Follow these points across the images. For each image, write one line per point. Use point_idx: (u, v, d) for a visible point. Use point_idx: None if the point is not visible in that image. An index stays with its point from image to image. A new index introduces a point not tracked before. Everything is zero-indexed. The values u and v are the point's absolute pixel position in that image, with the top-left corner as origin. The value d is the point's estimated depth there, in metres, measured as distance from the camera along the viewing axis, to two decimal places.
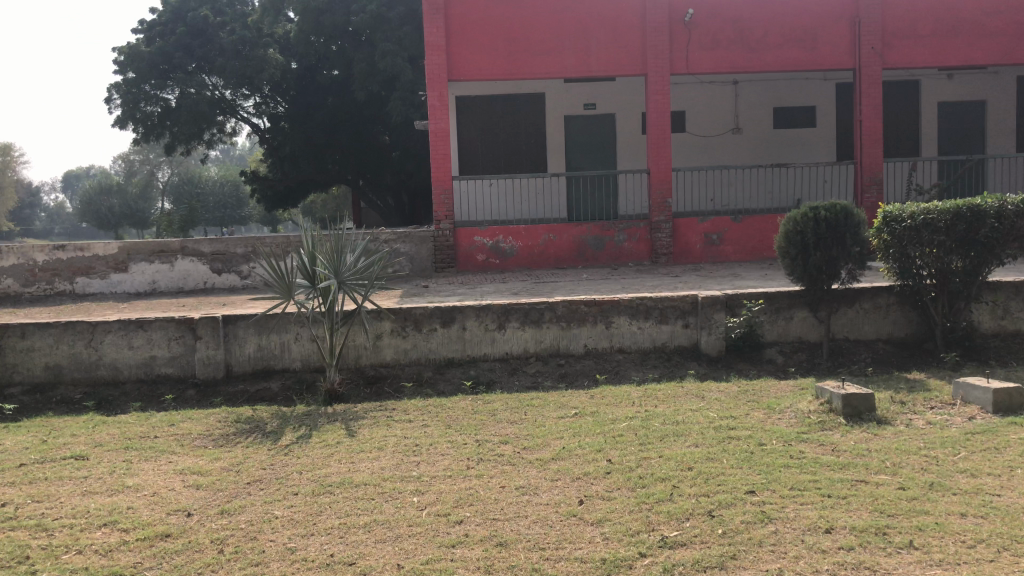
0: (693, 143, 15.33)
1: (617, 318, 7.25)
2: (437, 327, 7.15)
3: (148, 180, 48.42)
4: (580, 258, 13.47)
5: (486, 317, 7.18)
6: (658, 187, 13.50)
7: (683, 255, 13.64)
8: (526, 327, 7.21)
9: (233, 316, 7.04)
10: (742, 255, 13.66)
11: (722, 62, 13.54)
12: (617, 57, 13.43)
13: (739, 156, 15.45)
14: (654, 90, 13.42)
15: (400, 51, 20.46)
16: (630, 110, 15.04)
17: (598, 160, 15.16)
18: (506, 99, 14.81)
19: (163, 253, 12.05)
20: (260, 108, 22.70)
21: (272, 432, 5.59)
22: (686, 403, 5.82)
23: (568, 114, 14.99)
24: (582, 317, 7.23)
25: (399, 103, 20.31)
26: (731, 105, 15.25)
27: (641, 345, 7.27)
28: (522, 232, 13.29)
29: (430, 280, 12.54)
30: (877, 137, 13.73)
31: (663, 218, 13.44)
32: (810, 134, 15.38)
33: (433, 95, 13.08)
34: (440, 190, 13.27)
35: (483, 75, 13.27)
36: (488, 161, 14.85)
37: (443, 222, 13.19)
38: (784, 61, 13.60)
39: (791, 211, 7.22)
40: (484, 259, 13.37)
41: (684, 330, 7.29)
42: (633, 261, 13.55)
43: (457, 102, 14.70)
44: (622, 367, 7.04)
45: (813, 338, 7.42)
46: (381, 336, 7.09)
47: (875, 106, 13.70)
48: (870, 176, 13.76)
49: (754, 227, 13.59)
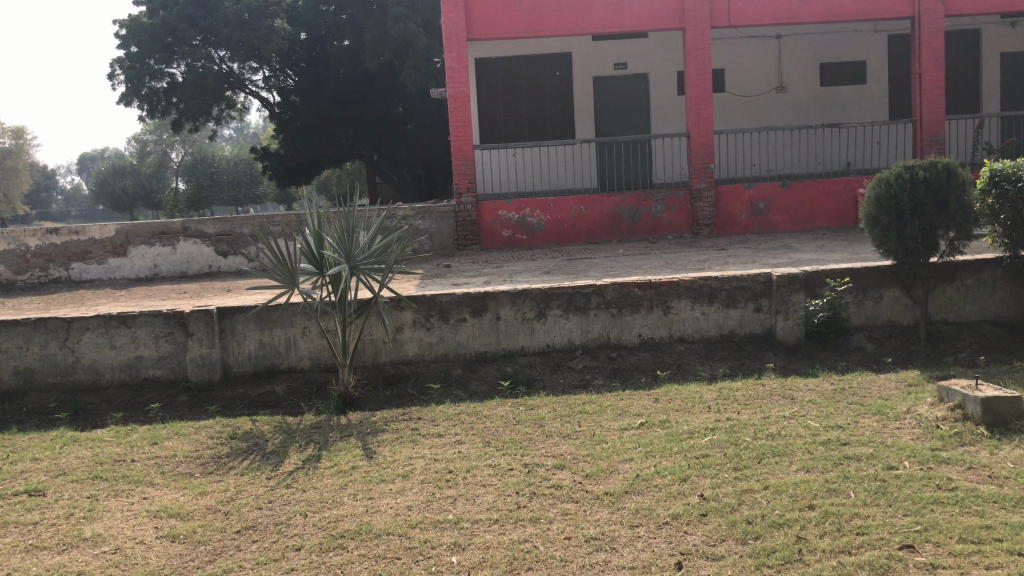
0: (733, 103, 14.13)
1: (677, 302, 6.21)
2: (466, 317, 6.13)
3: (162, 161, 47.52)
4: (614, 231, 12.39)
5: (522, 304, 6.15)
6: (699, 152, 12.38)
7: (726, 227, 12.53)
8: (570, 315, 6.18)
9: (230, 308, 6.06)
10: (791, 225, 12.54)
11: (767, 13, 12.31)
12: (652, 11, 12.24)
13: (784, 117, 14.24)
14: (693, 45, 12.24)
15: (413, 16, 19.28)
16: (663, 69, 13.85)
17: (631, 124, 14.01)
18: (530, 60, 13.66)
19: (164, 235, 11.07)
20: (269, 82, 21.58)
21: (273, 452, 4.61)
22: (775, 410, 4.77)
23: (597, 76, 13.84)
24: (635, 303, 6.19)
25: (413, 71, 19.17)
26: (774, 62, 14.02)
27: (705, 333, 6.24)
28: (550, 204, 12.21)
29: (453, 259, 11.52)
30: (939, 91, 12.49)
31: (704, 186, 12.33)
32: (860, 91, 14.14)
33: (451, 57, 11.96)
34: (460, 160, 12.20)
35: (505, 33, 12.10)
36: (511, 128, 13.74)
37: (465, 196, 12.11)
38: (836, 9, 12.34)
39: (883, 171, 6.09)
40: (510, 235, 12.30)
41: (755, 314, 6.27)
42: (672, 234, 12.46)
43: (477, 65, 13.55)
44: (685, 361, 6.02)
45: (906, 322, 6.36)
46: (402, 328, 6.09)
47: (937, 58, 12.44)
48: (931, 134, 12.56)
49: (804, 194, 12.45)
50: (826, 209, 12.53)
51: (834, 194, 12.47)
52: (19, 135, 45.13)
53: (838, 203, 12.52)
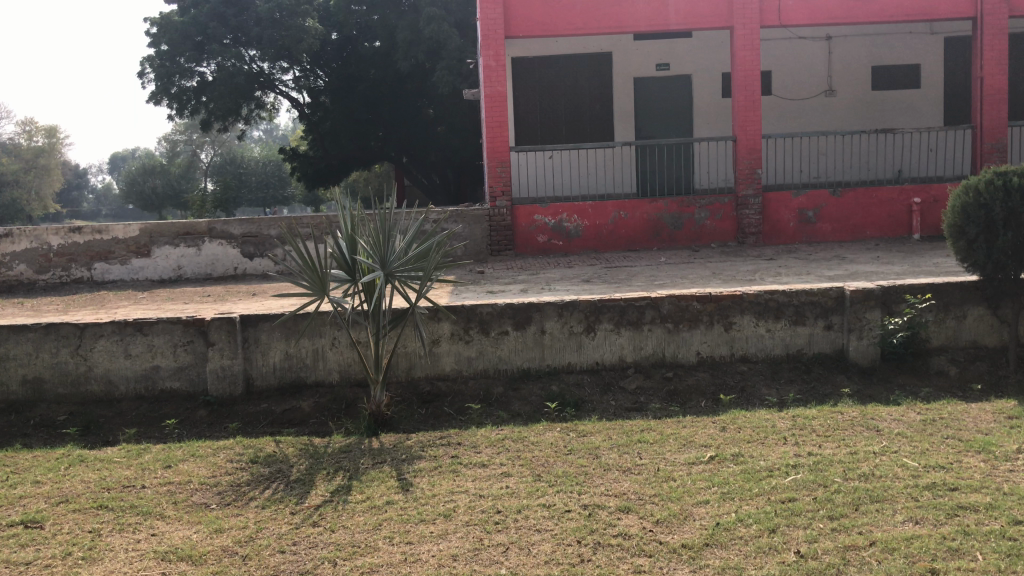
0: (780, 107, 13.53)
1: (739, 317, 5.70)
2: (509, 330, 5.64)
3: (191, 161, 47.49)
4: (655, 239, 11.84)
5: (570, 317, 5.66)
6: (745, 157, 11.81)
7: (773, 236, 11.93)
8: (622, 329, 5.67)
9: (254, 316, 5.61)
10: (841, 235, 11.92)
11: (820, 12, 11.71)
12: (698, 10, 11.69)
13: (833, 122, 13.63)
14: (742, 45, 11.67)
15: (446, 16, 18.84)
16: (707, 71, 13.30)
17: (672, 127, 13.47)
18: (569, 60, 13.16)
19: (190, 235, 10.68)
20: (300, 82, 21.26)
21: (299, 480, 4.14)
22: (862, 444, 4.22)
23: (637, 77, 13.32)
24: (693, 318, 5.69)
25: (445, 72, 18.71)
26: (824, 64, 13.40)
27: (770, 352, 5.72)
28: (589, 209, 11.69)
29: (486, 265, 11.04)
30: (1001, 96, 11.82)
31: (751, 193, 11.74)
32: (913, 96, 13.48)
33: (488, 55, 11.50)
34: (496, 162, 11.73)
35: (545, 31, 11.61)
36: (548, 130, 13.24)
37: (499, 199, 11.63)
38: (892, 9, 11.70)
39: (971, 177, 5.46)
40: (546, 241, 11.79)
41: (825, 333, 5.73)
42: (716, 242, 11.89)
43: (514, 64, 13.07)
44: (749, 384, 5.49)
45: (992, 343, 5.73)
46: (439, 340, 5.61)
47: (1000, 61, 11.76)
48: (992, 142, 11.89)
49: (856, 202, 11.83)
50: (878, 218, 11.90)
51: (888, 202, 11.84)
52: (52, 134, 45.31)
53: (892, 212, 11.88)
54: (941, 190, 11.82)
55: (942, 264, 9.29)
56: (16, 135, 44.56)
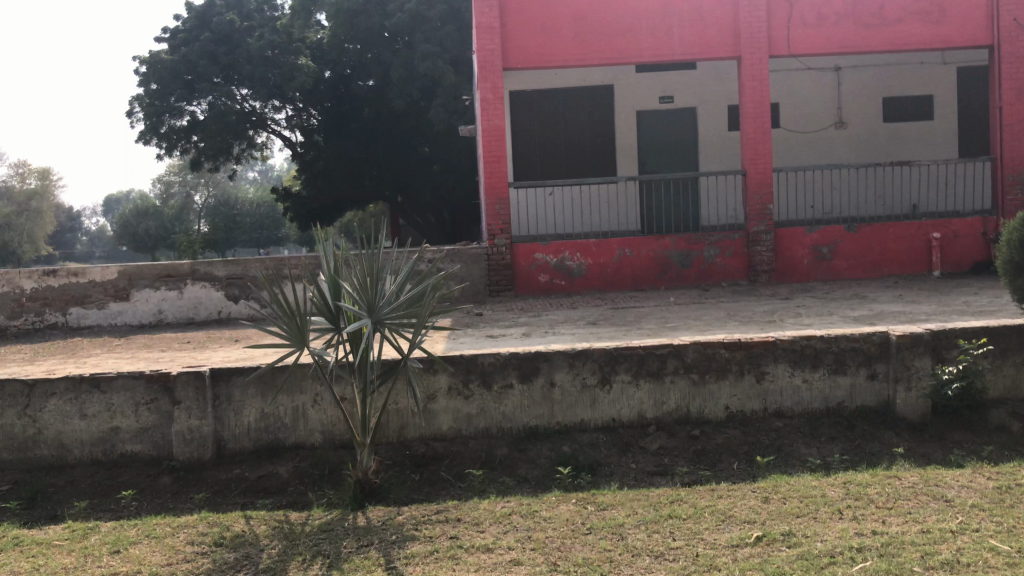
0: (788, 140, 13.06)
1: (773, 367, 5.09)
2: (513, 383, 5.02)
3: (185, 203, 46.97)
4: (662, 278, 11.26)
5: (583, 367, 5.04)
6: (755, 192, 11.27)
7: (785, 274, 11.33)
8: (641, 382, 5.05)
9: (227, 370, 4.97)
10: (857, 273, 11.34)
11: (831, 40, 11.24)
12: (704, 39, 11.21)
13: (843, 155, 13.14)
14: (750, 75, 11.19)
15: (442, 52, 18.45)
16: (712, 103, 12.82)
17: (676, 162, 12.96)
18: (569, 93, 12.68)
19: (171, 277, 10.06)
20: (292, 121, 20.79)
21: (268, 570, 3.46)
22: (935, 520, 3.57)
23: (640, 110, 12.84)
24: (721, 368, 5.08)
25: (441, 110, 18.26)
26: (832, 96, 12.96)
27: (806, 406, 5.10)
28: (592, 247, 11.11)
29: (485, 307, 10.42)
30: (1020, 126, 11.31)
31: (762, 229, 11.18)
32: (925, 128, 13.02)
33: (485, 87, 10.99)
34: (493, 199, 11.16)
35: (544, 62, 11.12)
36: (548, 165, 12.71)
37: (498, 237, 11.04)
38: (905, 38, 11.24)
39: None
40: (547, 281, 11.18)
41: (869, 383, 5.11)
42: (725, 281, 11.29)
43: (512, 98, 12.58)
44: (786, 443, 4.87)
45: None
46: (436, 396, 4.99)
47: (1019, 89, 11.27)
48: (1012, 173, 11.35)
49: (872, 238, 11.27)
50: (895, 255, 11.32)
51: (905, 238, 11.28)
52: (45, 177, 44.79)
53: (910, 248, 11.32)
54: (961, 225, 11.28)
55: (972, 303, 8.70)
56: (9, 177, 43.93)
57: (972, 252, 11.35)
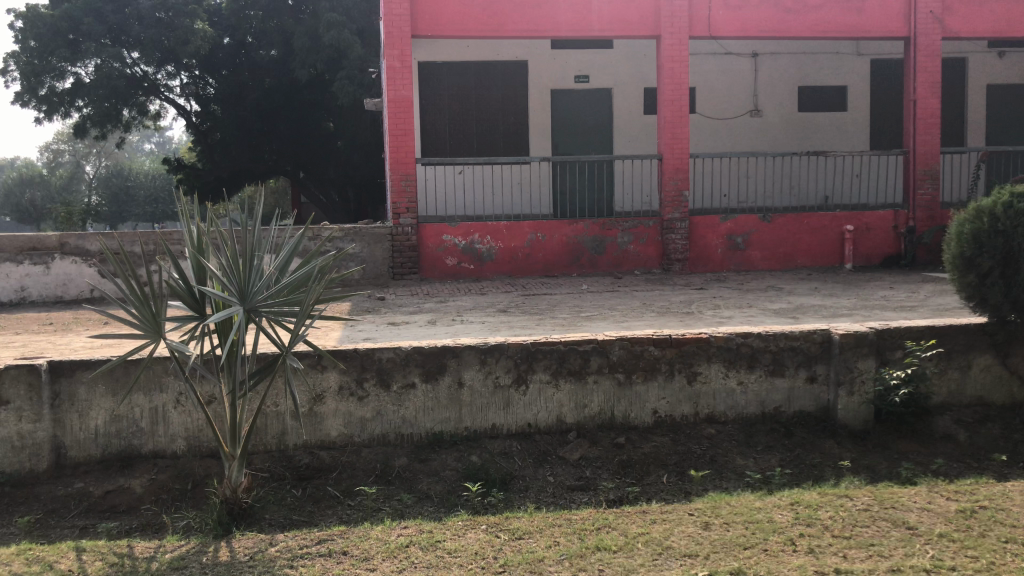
0: (704, 126, 12.71)
1: (706, 367, 4.56)
2: (416, 383, 4.36)
3: (72, 172, 44.10)
4: (575, 264, 10.73)
5: (495, 366, 4.40)
6: (673, 177, 10.83)
7: (700, 263, 10.96)
8: (561, 383, 4.45)
9: (68, 364, 4.11)
10: (771, 264, 11.07)
11: (753, 23, 10.87)
12: (624, 15, 10.67)
13: (759, 143, 12.89)
14: (670, 56, 10.72)
15: (348, 22, 17.47)
16: (630, 84, 12.34)
17: (592, 144, 12.45)
18: (482, 67, 11.98)
19: (35, 251, 8.89)
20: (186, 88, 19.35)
21: None
22: (903, 554, 3.08)
23: (555, 88, 12.24)
24: (649, 367, 4.52)
25: (345, 82, 17.25)
26: (750, 82, 12.67)
27: (741, 410, 4.60)
28: (503, 230, 10.49)
29: (388, 291, 9.68)
30: (934, 120, 11.22)
31: (678, 217, 10.76)
32: (840, 118, 12.87)
33: (392, 54, 10.23)
34: (399, 175, 10.39)
35: (456, 31, 10.38)
36: (458, 142, 11.99)
37: (403, 217, 10.30)
38: (827, 25, 10.99)
39: (983, 198, 4.51)
40: (455, 265, 10.51)
41: (808, 387, 4.65)
42: (640, 269, 10.83)
43: (422, 69, 11.80)
44: (719, 454, 4.36)
45: (999, 399, 4.75)
46: (325, 396, 4.30)
47: (934, 83, 11.15)
48: (924, 168, 11.24)
49: (788, 229, 11.01)
50: (810, 247, 11.10)
51: (820, 229, 11.07)
52: None
53: (824, 240, 11.11)
54: (875, 218, 11.15)
55: (890, 297, 8.47)
56: None
57: (884, 246, 11.23)
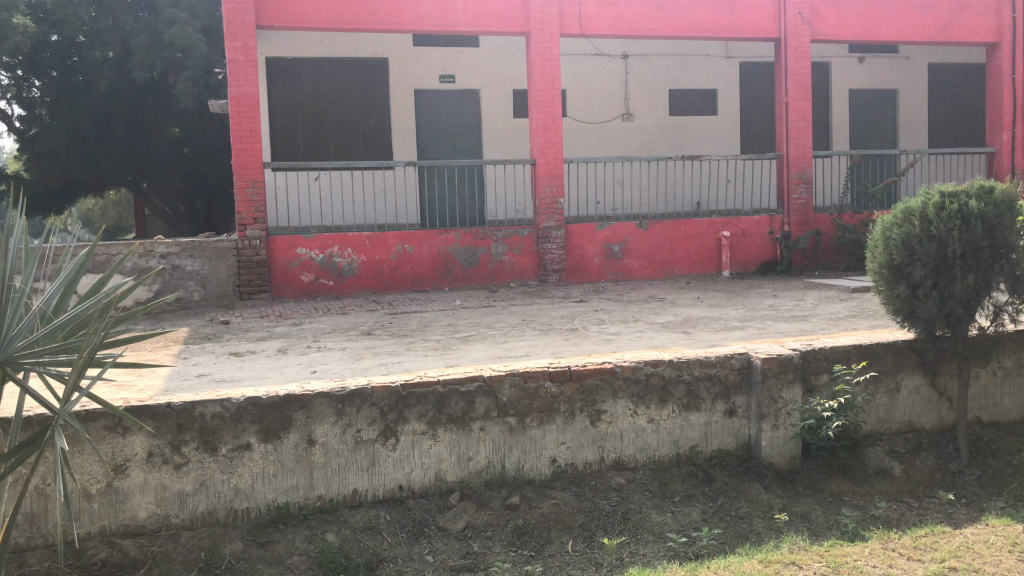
0: (576, 129, 12.16)
1: (611, 405, 3.81)
2: (251, 444, 3.40)
3: None
4: (445, 278, 9.88)
5: (354, 417, 3.49)
6: (547, 183, 10.14)
7: (577, 274, 10.33)
8: (439, 432, 3.59)
9: None
10: (649, 272, 10.55)
11: (624, 21, 10.35)
12: (490, 9, 9.91)
13: (631, 148, 12.45)
14: (540, 54, 10.06)
15: (191, 19, 15.91)
16: (498, 85, 11.62)
17: (459, 149, 11.65)
18: (338, 64, 10.96)
19: None
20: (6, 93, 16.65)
21: None
22: None
23: (418, 88, 11.35)
24: (545, 408, 3.73)
25: (188, 83, 15.72)
26: (620, 85, 12.22)
27: (653, 453, 3.88)
28: (365, 242, 9.52)
29: (233, 313, 8.52)
30: (805, 123, 11.06)
31: (553, 225, 10.10)
32: (711, 122, 12.61)
33: (234, 47, 9.08)
34: (245, 182, 9.23)
35: (307, 23, 9.30)
36: (312, 147, 10.91)
37: (250, 228, 9.14)
38: (699, 25, 10.62)
39: (912, 200, 4.00)
40: (312, 281, 9.43)
41: (726, 422, 3.98)
42: (515, 281, 10.10)
43: (270, 66, 10.67)
44: (632, 509, 3.61)
45: (929, 424, 4.26)
46: (128, 468, 3.28)
47: (804, 86, 11.01)
48: (797, 172, 11.05)
49: (665, 236, 10.55)
50: (688, 254, 10.67)
51: (697, 236, 10.68)
52: None
53: (702, 248, 10.72)
54: (751, 224, 10.87)
55: (779, 306, 8.06)
56: None
57: (761, 252, 10.97)
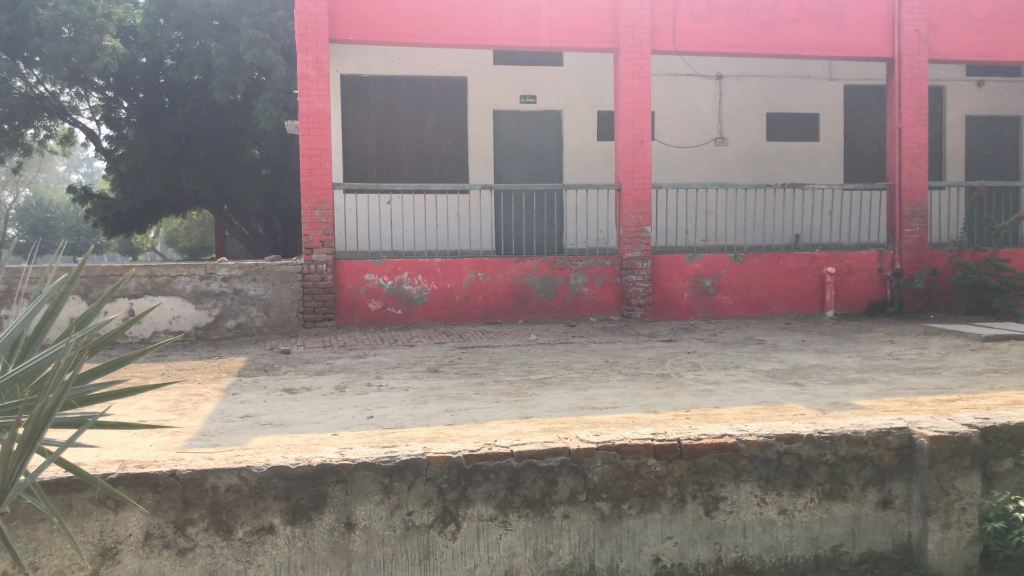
0: (664, 154, 11.33)
1: (732, 489, 2.98)
2: (275, 526, 2.70)
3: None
4: (521, 310, 9.14)
5: (405, 496, 2.75)
6: (633, 210, 9.33)
7: (664, 309, 9.44)
8: (513, 519, 2.84)
9: None
10: (744, 310, 9.60)
11: (721, 38, 9.50)
12: (577, 23, 9.19)
13: (724, 175, 11.55)
14: (630, 71, 9.28)
15: (272, 40, 15.52)
16: (582, 106, 10.90)
17: (539, 173, 10.95)
18: (414, 83, 10.43)
19: None
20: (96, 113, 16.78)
21: None
22: None
23: (497, 108, 10.71)
24: (647, 491, 2.93)
25: (267, 105, 15.32)
26: (713, 107, 11.38)
27: (783, 553, 3.03)
28: (436, 270, 8.86)
29: (294, 343, 7.92)
30: (922, 151, 9.99)
31: (639, 256, 9.27)
32: (811, 149, 11.62)
33: (306, 61, 8.57)
34: (313, 204, 8.69)
35: (383, 36, 8.75)
36: (385, 168, 10.37)
37: (316, 252, 8.57)
38: (805, 43, 9.69)
39: None
40: (378, 310, 8.78)
41: (878, 515, 3.10)
42: (596, 316, 9.28)
43: (344, 84, 10.19)
44: None
45: None
46: (119, 552, 2.60)
47: (921, 109, 9.96)
48: (912, 204, 9.97)
49: (762, 271, 9.59)
50: (787, 291, 9.68)
51: (798, 272, 9.69)
52: None
53: (802, 284, 9.72)
54: (858, 260, 9.83)
55: (901, 355, 7.04)
56: None
57: (868, 291, 9.91)
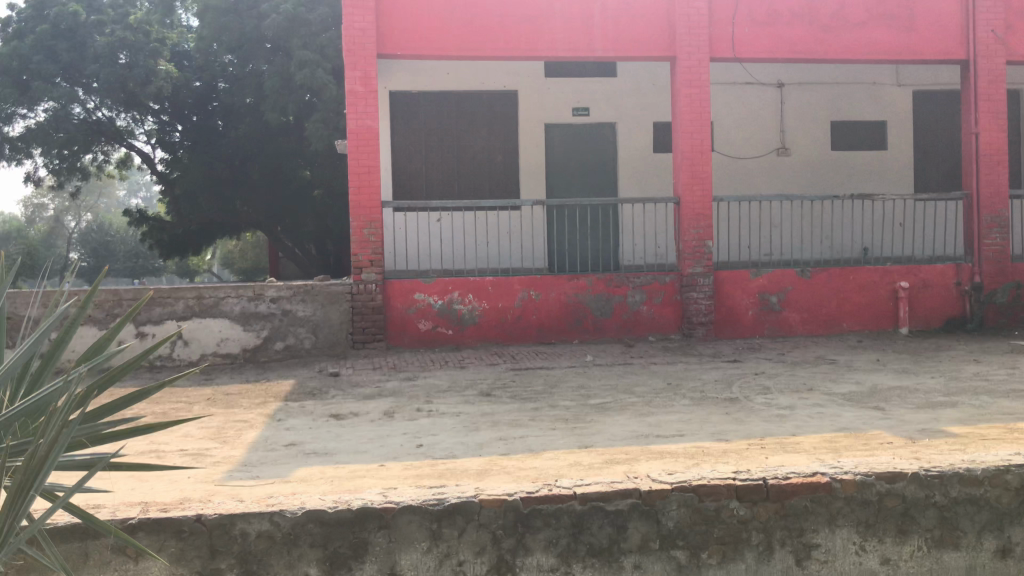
0: (722, 166, 10.92)
1: (828, 533, 2.71)
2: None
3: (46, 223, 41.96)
4: (576, 329, 8.80)
5: (460, 544, 2.57)
6: (693, 224, 8.94)
7: (727, 327, 9.01)
8: (575, 569, 2.64)
9: None
10: (812, 328, 9.11)
11: (783, 44, 9.08)
12: (630, 32, 8.89)
13: (786, 186, 11.07)
14: (686, 80, 8.92)
15: (323, 62, 15.33)
16: (637, 118, 10.56)
17: (593, 187, 10.62)
18: (464, 99, 10.22)
19: None
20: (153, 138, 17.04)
21: None
22: None
23: (549, 122, 10.44)
24: (730, 538, 2.69)
25: (318, 126, 15.21)
26: (773, 117, 10.94)
27: None
28: (488, 288, 8.58)
29: (344, 365, 7.69)
30: (1000, 158, 9.40)
31: (699, 272, 8.87)
32: (877, 158, 11.10)
33: (354, 77, 8.39)
34: (362, 223, 8.50)
35: (432, 51, 8.56)
36: (435, 185, 10.16)
37: (365, 271, 8.36)
38: (872, 46, 9.21)
39: None
40: (429, 330, 8.53)
41: (991, 562, 2.82)
42: (655, 335, 8.89)
43: (393, 101, 10.04)
44: None
45: None
46: None
47: (998, 114, 9.40)
48: (990, 214, 9.37)
49: (831, 286, 9.11)
50: (858, 307, 9.18)
51: (869, 287, 9.18)
52: None
53: (874, 300, 9.20)
54: (933, 273, 9.28)
55: (986, 376, 6.54)
56: None
57: (945, 307, 9.34)
